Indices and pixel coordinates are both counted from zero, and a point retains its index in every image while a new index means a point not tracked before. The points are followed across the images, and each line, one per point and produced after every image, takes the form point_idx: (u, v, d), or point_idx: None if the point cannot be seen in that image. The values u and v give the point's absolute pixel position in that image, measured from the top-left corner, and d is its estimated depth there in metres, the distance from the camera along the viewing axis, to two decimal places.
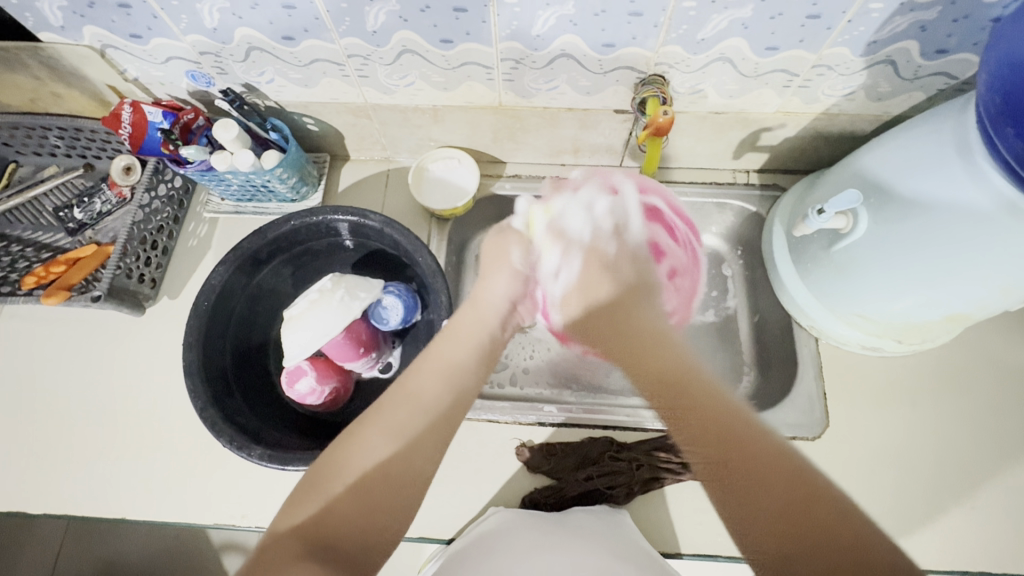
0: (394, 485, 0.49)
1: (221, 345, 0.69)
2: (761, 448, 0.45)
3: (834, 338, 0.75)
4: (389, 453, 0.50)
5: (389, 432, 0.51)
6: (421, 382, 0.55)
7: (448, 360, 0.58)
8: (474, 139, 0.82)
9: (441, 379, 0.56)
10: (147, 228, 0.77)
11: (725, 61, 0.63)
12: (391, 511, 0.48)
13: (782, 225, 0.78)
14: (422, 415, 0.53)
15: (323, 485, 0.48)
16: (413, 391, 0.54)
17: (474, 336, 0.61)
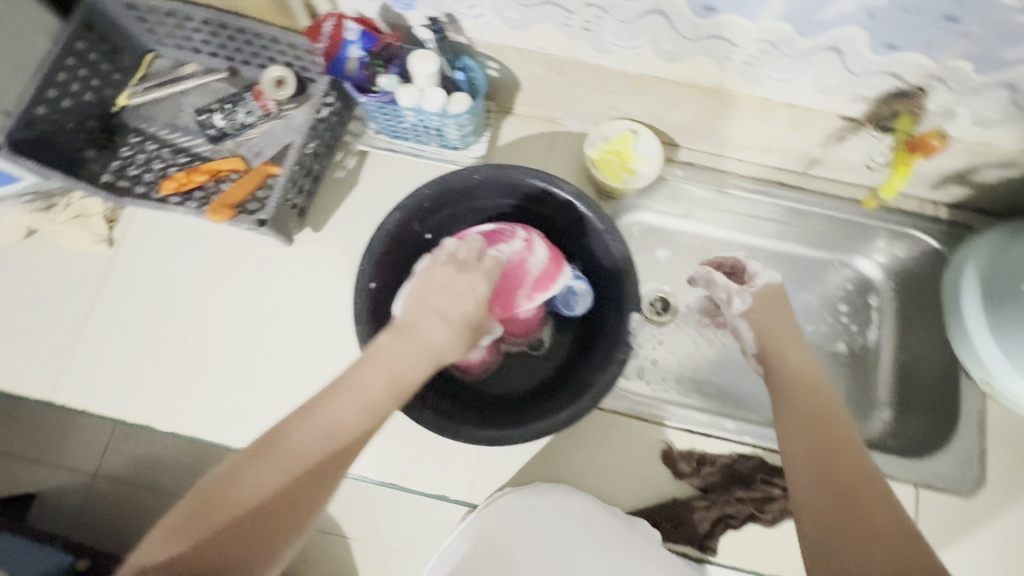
0: (289, 510, 0.45)
1: (386, 295, 0.66)
2: (857, 460, 0.51)
3: (1007, 399, 0.70)
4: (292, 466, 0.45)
5: (304, 453, 0.46)
6: (339, 411, 0.48)
7: (376, 386, 0.50)
8: (661, 117, 0.76)
9: (361, 414, 0.49)
10: (307, 152, 0.72)
11: (1006, 88, 0.56)
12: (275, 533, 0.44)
13: (980, 271, 0.72)
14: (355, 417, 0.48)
15: (233, 493, 0.44)
16: (326, 415, 0.48)
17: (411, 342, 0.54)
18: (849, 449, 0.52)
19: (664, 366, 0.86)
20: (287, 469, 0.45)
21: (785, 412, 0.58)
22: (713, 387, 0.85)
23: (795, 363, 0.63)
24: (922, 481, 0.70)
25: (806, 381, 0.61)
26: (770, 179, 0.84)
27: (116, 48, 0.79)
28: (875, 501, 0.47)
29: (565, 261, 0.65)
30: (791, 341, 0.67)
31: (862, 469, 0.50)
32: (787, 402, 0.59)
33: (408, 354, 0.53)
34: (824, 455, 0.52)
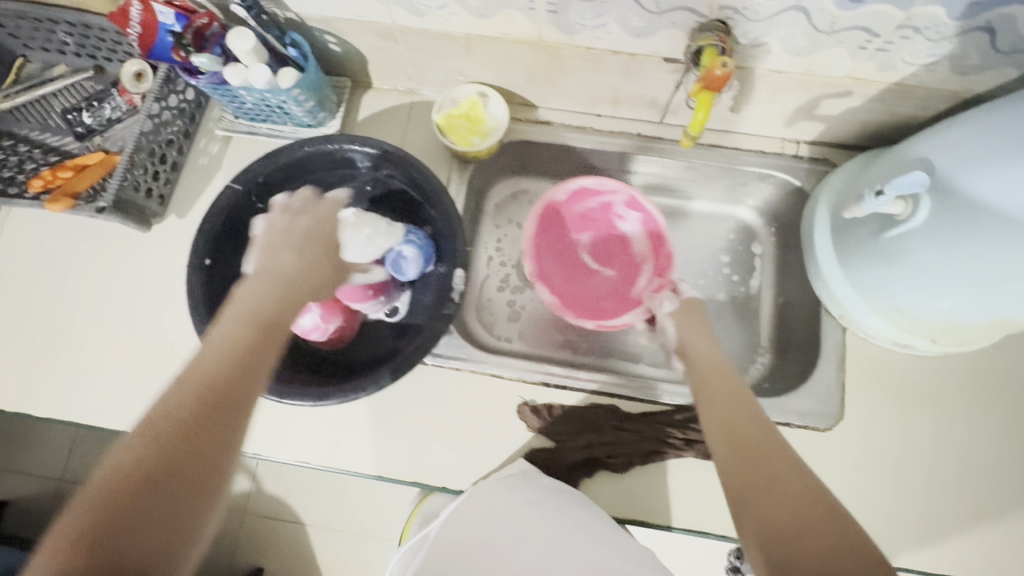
0: (169, 476, 0.38)
1: (229, 270, 0.67)
2: (765, 428, 0.50)
3: (864, 330, 0.70)
4: (151, 449, 0.38)
5: (145, 436, 0.39)
6: (164, 401, 0.41)
7: (223, 342, 0.46)
8: (506, 77, 0.76)
9: (195, 391, 0.42)
10: (157, 140, 0.74)
11: (798, 11, 0.56)
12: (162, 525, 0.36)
13: (826, 203, 0.73)
14: (211, 366, 0.43)
15: (72, 525, 0.35)
16: (176, 385, 0.42)
17: (268, 292, 0.51)
18: (780, 452, 0.46)
19: (545, 327, 0.86)
20: (139, 453, 0.38)
21: (712, 389, 0.58)
22: (594, 344, 0.85)
23: (712, 371, 0.60)
24: (782, 419, 0.70)
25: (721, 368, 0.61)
26: (632, 133, 0.82)
27: None
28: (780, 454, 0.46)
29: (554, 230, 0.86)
30: (710, 340, 0.67)
31: (794, 467, 0.44)
32: (706, 387, 0.59)
33: (248, 296, 0.50)
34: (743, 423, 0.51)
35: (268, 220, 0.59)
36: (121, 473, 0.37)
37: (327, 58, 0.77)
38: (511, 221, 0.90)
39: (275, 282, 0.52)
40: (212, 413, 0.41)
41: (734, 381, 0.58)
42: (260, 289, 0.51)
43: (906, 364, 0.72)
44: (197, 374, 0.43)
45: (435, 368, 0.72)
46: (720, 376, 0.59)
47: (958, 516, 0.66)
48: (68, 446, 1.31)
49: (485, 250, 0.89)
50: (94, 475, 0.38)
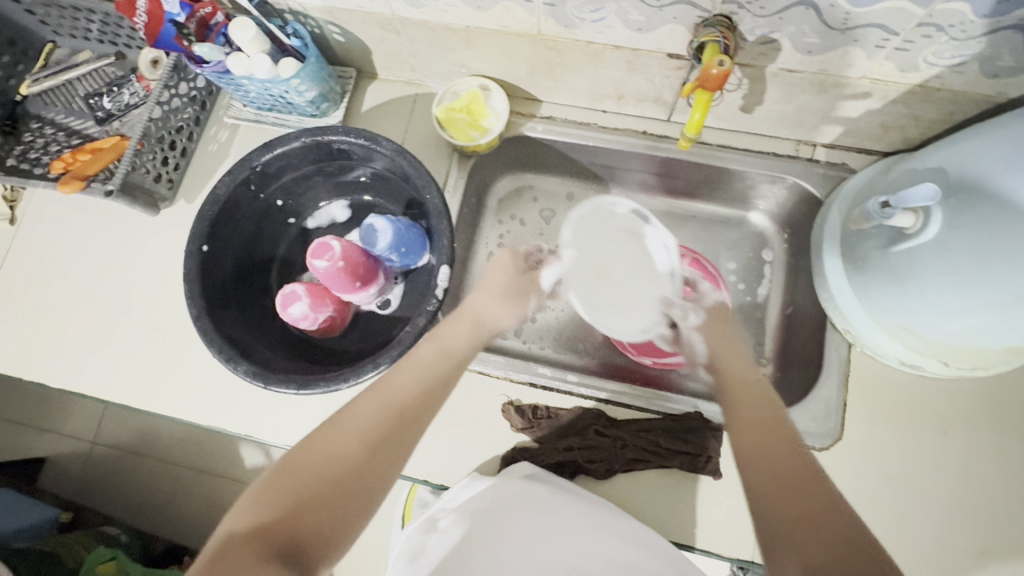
0: (387, 453, 0.49)
1: (225, 256, 0.69)
2: (807, 468, 0.45)
3: (871, 348, 0.66)
4: (358, 457, 0.47)
5: (366, 420, 0.50)
6: (355, 424, 0.49)
7: (424, 365, 0.56)
8: (509, 71, 0.74)
9: (369, 430, 0.49)
10: (167, 126, 0.76)
11: (807, 6, 0.52)
12: (348, 503, 0.45)
13: (839, 211, 0.68)
14: (382, 408, 0.51)
15: (286, 486, 0.44)
16: (355, 410, 0.50)
17: (438, 353, 0.58)
18: (795, 445, 0.48)
19: (542, 324, 0.85)
20: (353, 452, 0.47)
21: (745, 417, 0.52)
22: (590, 344, 0.83)
23: (735, 366, 0.61)
24: None
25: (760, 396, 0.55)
26: (638, 130, 0.79)
27: (14, 41, 0.85)
28: (815, 496, 0.43)
29: None
30: (743, 365, 0.61)
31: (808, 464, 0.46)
32: (738, 410, 0.54)
33: (431, 346, 0.58)
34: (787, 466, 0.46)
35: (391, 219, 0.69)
36: (333, 472, 0.45)
37: (332, 48, 0.78)
38: (514, 217, 0.89)
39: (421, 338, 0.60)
40: (422, 405, 0.53)
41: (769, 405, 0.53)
42: (449, 330, 0.61)
43: (914, 386, 0.67)
44: (408, 404, 0.52)
45: None
46: (739, 368, 0.60)
47: (962, 551, 0.62)
48: (98, 416, 1.28)
49: (485, 245, 0.88)
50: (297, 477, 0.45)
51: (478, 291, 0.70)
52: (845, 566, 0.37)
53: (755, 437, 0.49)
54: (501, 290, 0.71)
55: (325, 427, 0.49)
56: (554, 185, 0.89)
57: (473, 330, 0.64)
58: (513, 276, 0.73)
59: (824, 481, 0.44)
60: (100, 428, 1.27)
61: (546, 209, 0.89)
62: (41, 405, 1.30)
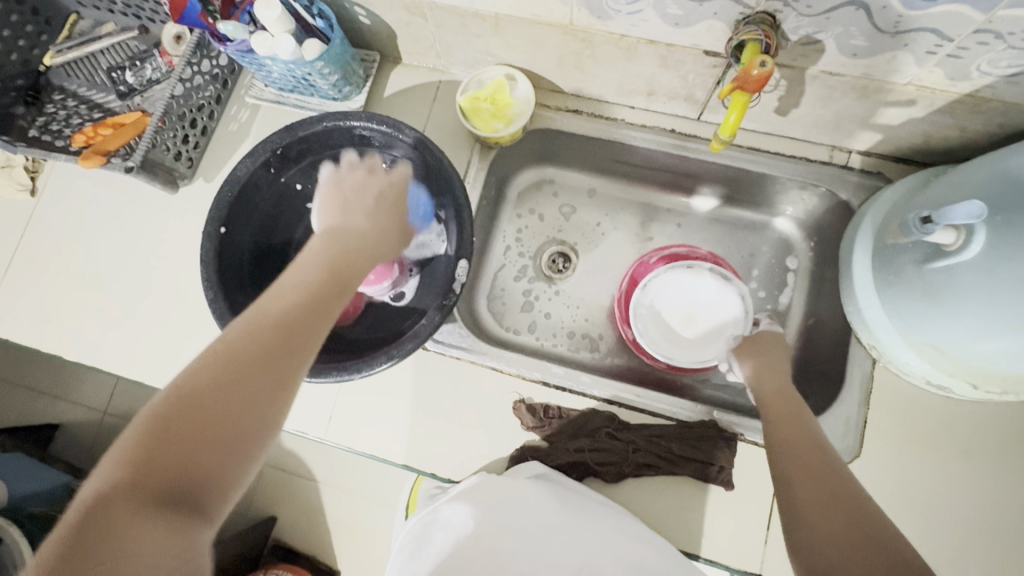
0: (263, 365, 0.41)
1: (242, 239, 0.69)
2: (827, 468, 0.48)
3: (897, 365, 0.64)
4: (207, 369, 0.40)
5: (245, 339, 0.42)
6: (230, 339, 0.42)
7: (311, 270, 0.50)
8: (536, 61, 0.72)
9: (225, 361, 0.41)
10: (188, 104, 0.75)
11: (858, 7, 0.50)
12: (242, 426, 0.39)
13: (872, 222, 0.66)
14: (266, 328, 0.43)
15: (174, 418, 0.37)
16: (226, 337, 0.42)
17: (313, 268, 0.50)
18: (817, 446, 0.51)
19: (557, 321, 0.84)
20: (213, 372, 0.40)
21: (774, 423, 0.56)
22: (604, 344, 0.82)
23: (773, 375, 0.63)
24: None
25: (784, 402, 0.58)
26: (666, 128, 0.77)
27: (38, 11, 0.84)
28: (833, 484, 0.46)
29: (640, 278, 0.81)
30: (775, 376, 0.63)
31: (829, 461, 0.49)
32: (770, 417, 0.57)
33: (307, 263, 0.51)
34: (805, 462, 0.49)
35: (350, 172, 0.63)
36: (210, 376, 0.40)
37: (357, 30, 0.76)
38: (533, 211, 0.87)
39: (337, 242, 0.54)
40: (316, 316, 0.46)
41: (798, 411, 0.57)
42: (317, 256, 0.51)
43: (939, 407, 0.65)
44: (297, 319, 0.45)
45: (436, 354, 0.72)
46: (768, 373, 0.64)
47: None
48: (111, 388, 1.29)
49: (503, 238, 0.87)
50: (155, 400, 0.38)
51: (344, 213, 0.58)
52: (848, 546, 0.41)
53: (781, 437, 0.53)
54: (367, 202, 0.61)
55: (213, 342, 0.42)
56: (575, 180, 0.87)
57: (346, 245, 0.54)
58: (398, 185, 0.64)
59: (842, 473, 0.47)
60: (113, 399, 1.29)
61: (567, 204, 0.88)
62: (56, 373, 1.32)
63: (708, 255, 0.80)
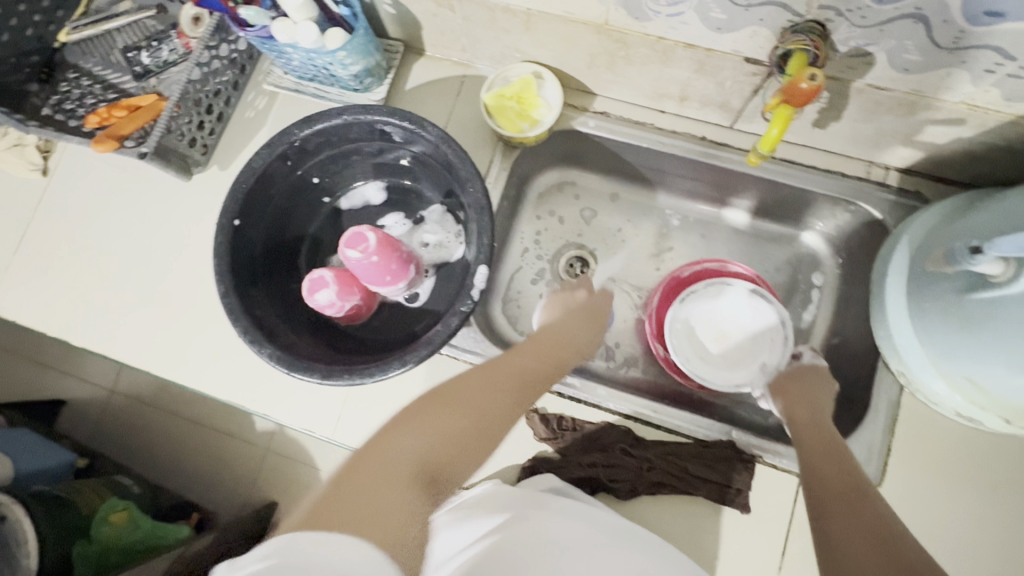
0: (455, 453, 0.44)
1: (256, 232, 0.67)
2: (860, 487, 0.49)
3: (925, 394, 0.62)
4: (426, 446, 0.42)
5: (425, 437, 0.43)
6: (410, 440, 0.42)
7: (498, 377, 0.53)
8: (566, 59, 0.70)
9: (435, 441, 0.43)
10: (205, 89, 0.73)
11: (916, 20, 0.47)
12: (483, 446, 0.47)
13: (909, 243, 0.64)
14: (466, 419, 0.47)
15: (366, 470, 0.39)
16: (454, 401, 0.47)
17: (518, 366, 0.56)
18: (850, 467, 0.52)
19: None
20: (418, 449, 0.42)
21: (808, 454, 0.56)
22: (620, 353, 0.80)
23: (816, 399, 0.63)
24: None
25: (817, 432, 0.58)
26: (697, 135, 0.74)
27: None
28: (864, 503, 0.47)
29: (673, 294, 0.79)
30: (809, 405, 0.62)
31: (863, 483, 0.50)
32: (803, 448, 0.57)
33: (501, 375, 0.53)
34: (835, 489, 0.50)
35: (352, 250, 0.61)
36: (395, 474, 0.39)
37: (381, 19, 0.73)
38: (553, 213, 0.85)
39: (546, 346, 0.62)
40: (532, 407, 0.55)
41: (828, 440, 0.56)
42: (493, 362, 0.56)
43: (966, 438, 0.63)
44: (496, 418, 0.49)
45: (449, 359, 0.71)
46: (810, 393, 0.64)
47: None
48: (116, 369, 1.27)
49: (521, 240, 0.84)
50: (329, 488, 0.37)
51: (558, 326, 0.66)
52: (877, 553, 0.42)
53: (815, 456, 0.55)
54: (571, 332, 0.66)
55: (388, 429, 0.44)
56: (598, 183, 0.85)
57: (548, 347, 0.62)
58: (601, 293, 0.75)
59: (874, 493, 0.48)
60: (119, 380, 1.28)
61: (588, 207, 0.85)
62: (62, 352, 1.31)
63: (735, 268, 0.78)
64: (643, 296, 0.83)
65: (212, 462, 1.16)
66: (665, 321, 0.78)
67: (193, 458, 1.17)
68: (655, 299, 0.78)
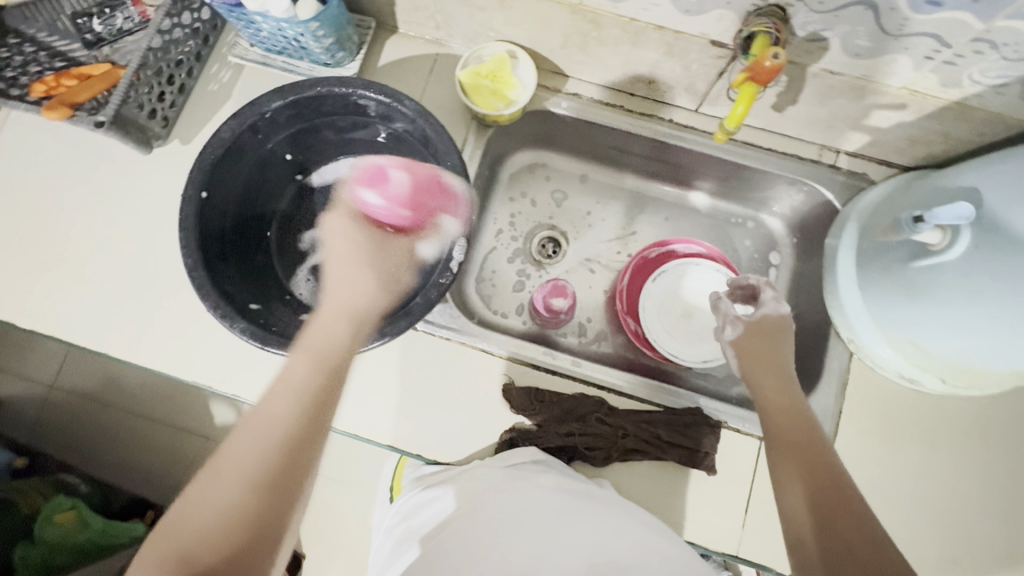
0: (286, 476, 0.46)
1: (223, 206, 0.65)
2: (814, 440, 0.53)
3: (873, 359, 0.68)
4: (227, 510, 0.43)
5: (249, 450, 0.46)
6: (235, 447, 0.46)
7: (317, 344, 0.53)
8: (540, 40, 0.71)
9: (222, 520, 0.42)
10: (166, 59, 0.70)
11: (867, 7, 0.51)
12: (290, 458, 0.46)
13: (856, 224, 0.69)
14: (266, 434, 0.46)
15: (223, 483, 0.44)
16: (250, 429, 0.47)
17: (320, 334, 0.54)
18: (804, 413, 0.56)
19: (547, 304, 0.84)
20: (217, 523, 0.42)
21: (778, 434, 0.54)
22: (592, 329, 0.82)
23: (767, 352, 0.62)
24: None
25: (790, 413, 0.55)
26: (663, 117, 0.77)
27: None
28: (826, 465, 0.51)
29: (646, 271, 0.82)
30: (781, 389, 0.58)
31: (809, 425, 0.54)
32: (770, 427, 0.55)
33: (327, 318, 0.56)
34: (816, 473, 0.50)
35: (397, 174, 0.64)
36: (220, 526, 0.42)
37: None
38: (524, 194, 0.87)
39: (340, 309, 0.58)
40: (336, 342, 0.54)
41: (798, 416, 0.55)
42: (249, 438, 0.47)
43: (906, 401, 0.69)
44: (305, 406, 0.49)
45: (423, 335, 0.71)
46: (764, 344, 0.63)
47: (934, 559, 0.64)
48: (56, 362, 1.16)
49: (494, 222, 0.86)
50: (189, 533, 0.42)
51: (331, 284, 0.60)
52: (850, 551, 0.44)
53: (781, 408, 0.56)
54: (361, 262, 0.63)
55: (214, 452, 0.47)
56: (568, 166, 0.87)
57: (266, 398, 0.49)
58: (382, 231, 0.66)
59: (825, 445, 0.53)
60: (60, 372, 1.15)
61: (558, 190, 0.87)
62: None
63: (703, 250, 0.82)
64: (614, 277, 0.85)
65: (169, 455, 1.10)
66: (635, 299, 0.81)
67: (148, 454, 1.11)
68: (625, 278, 0.81)
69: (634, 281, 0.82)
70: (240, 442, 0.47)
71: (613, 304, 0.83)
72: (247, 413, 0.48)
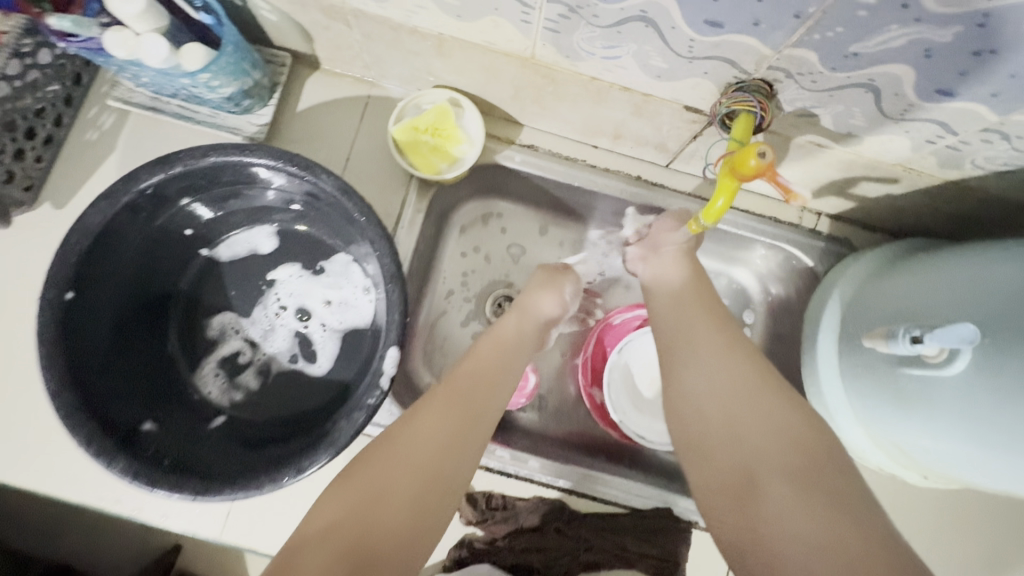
0: (459, 448, 0.45)
1: (99, 302, 0.53)
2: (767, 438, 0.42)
3: (853, 448, 0.63)
4: (440, 435, 0.45)
5: (418, 447, 0.44)
6: (404, 448, 0.43)
7: (493, 350, 0.54)
8: (488, 88, 0.60)
9: (402, 481, 0.41)
10: (20, 109, 0.56)
11: (867, 90, 0.42)
12: (456, 453, 0.44)
13: (837, 304, 0.63)
14: (444, 433, 0.45)
15: (360, 483, 0.41)
16: (417, 424, 0.45)
17: (510, 355, 0.55)
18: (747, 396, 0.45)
19: None
20: (338, 520, 0.39)
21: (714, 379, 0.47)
22: (551, 403, 0.71)
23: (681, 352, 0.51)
24: None
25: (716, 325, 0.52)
26: (630, 174, 0.68)
27: None
28: (800, 457, 0.40)
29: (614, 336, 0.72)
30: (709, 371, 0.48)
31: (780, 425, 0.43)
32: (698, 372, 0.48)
33: (491, 359, 0.53)
34: (746, 376, 0.46)
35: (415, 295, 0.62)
36: (422, 469, 0.42)
37: (256, 25, 0.59)
38: (478, 250, 0.73)
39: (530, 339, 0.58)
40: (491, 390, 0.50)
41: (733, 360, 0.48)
42: (436, 409, 0.47)
43: (883, 487, 0.65)
44: (454, 451, 0.45)
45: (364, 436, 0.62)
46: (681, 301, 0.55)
47: None
48: None
49: (444, 282, 0.72)
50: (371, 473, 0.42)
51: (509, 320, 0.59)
52: (779, 480, 0.40)
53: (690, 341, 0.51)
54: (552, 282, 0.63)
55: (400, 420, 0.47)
56: (525, 217, 0.73)
57: (489, 363, 0.53)
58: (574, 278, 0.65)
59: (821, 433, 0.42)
60: None
61: (516, 244, 0.74)
62: None
63: None
64: (574, 338, 0.74)
65: None
66: (600, 370, 0.71)
67: None
68: (591, 348, 0.71)
69: (600, 347, 0.72)
70: (391, 467, 0.42)
71: (576, 376, 0.71)
72: (421, 399, 0.48)
